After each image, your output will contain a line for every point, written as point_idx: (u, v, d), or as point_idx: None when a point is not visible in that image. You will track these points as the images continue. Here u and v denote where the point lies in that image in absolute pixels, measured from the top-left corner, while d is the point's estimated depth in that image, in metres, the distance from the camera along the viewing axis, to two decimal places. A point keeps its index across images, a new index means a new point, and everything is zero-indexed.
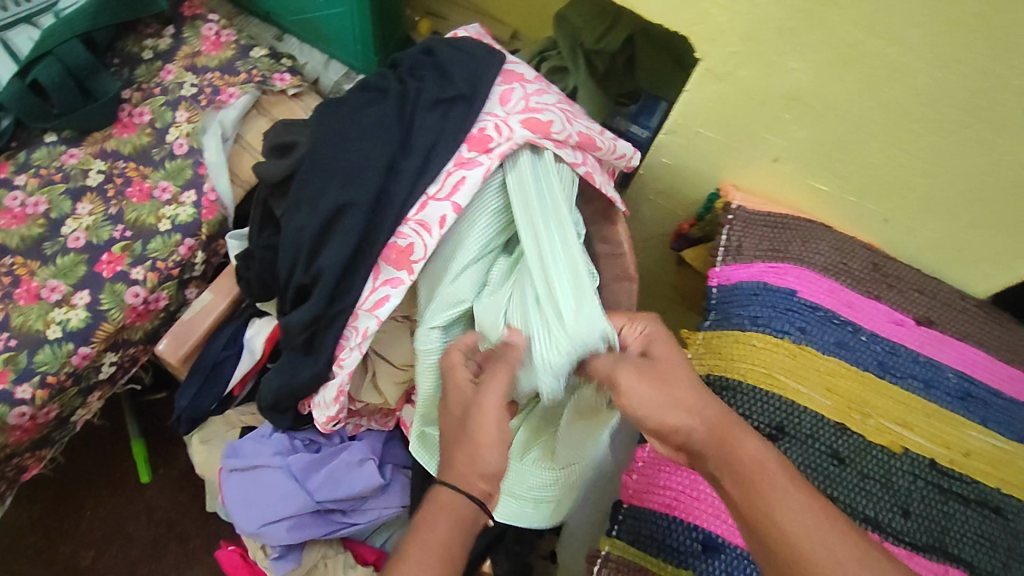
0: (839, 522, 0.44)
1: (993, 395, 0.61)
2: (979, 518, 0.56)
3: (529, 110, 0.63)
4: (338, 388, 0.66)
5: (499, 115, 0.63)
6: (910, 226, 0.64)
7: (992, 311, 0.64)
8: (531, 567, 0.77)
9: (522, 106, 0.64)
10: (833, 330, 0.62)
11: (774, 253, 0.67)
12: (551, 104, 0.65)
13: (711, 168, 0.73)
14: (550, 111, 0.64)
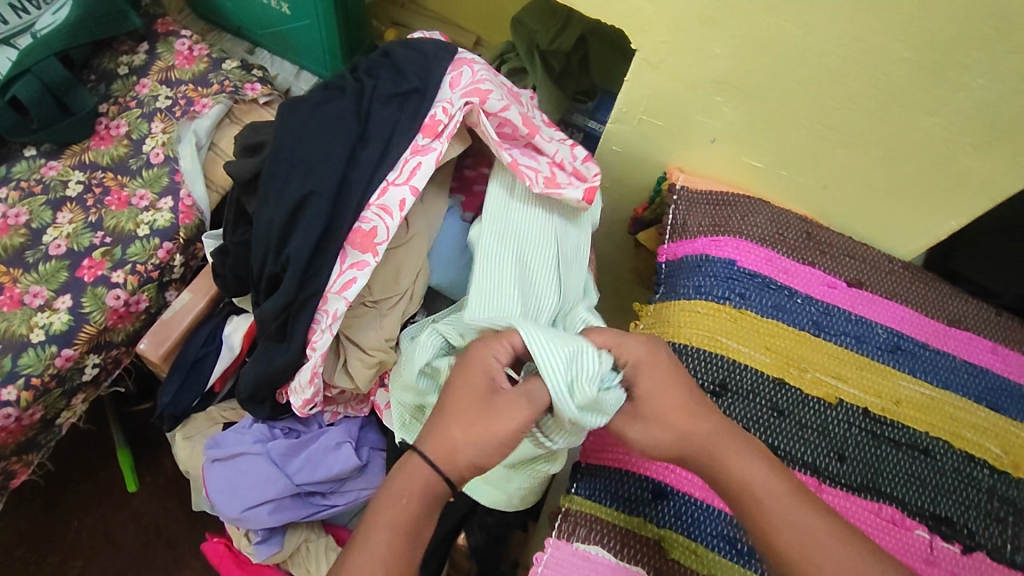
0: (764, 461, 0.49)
1: (920, 347, 0.66)
2: (909, 459, 0.61)
3: (474, 85, 0.69)
4: (312, 370, 0.69)
5: (448, 100, 0.68)
6: (837, 196, 0.69)
7: (917, 271, 0.70)
8: (506, 541, 0.81)
9: (469, 86, 0.69)
10: (771, 295, 0.67)
11: (716, 228, 0.72)
12: (493, 81, 0.71)
13: (657, 153, 0.78)
14: (492, 85, 0.70)
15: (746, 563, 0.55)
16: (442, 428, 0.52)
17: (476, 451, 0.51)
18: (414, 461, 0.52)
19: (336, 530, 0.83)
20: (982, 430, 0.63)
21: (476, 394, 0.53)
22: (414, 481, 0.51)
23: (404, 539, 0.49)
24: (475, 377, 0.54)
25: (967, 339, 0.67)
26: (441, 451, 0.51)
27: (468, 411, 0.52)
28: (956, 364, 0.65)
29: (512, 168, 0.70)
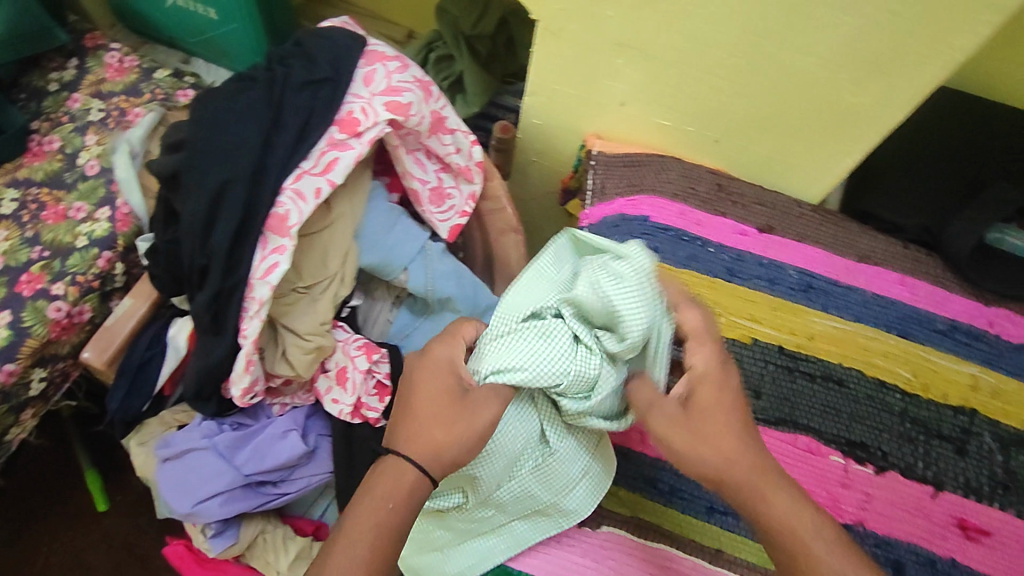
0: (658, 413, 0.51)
1: (830, 285, 0.68)
2: (824, 390, 0.63)
3: (391, 88, 0.70)
4: (246, 358, 0.70)
5: (364, 96, 0.70)
6: (742, 145, 0.71)
7: (826, 214, 0.72)
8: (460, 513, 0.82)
9: (384, 85, 0.71)
10: (685, 246, 0.69)
11: (632, 188, 0.74)
12: (410, 82, 0.72)
13: (574, 121, 0.80)
14: (411, 89, 0.71)
15: (668, 500, 0.62)
16: (418, 434, 0.53)
17: (459, 451, 0.53)
18: (394, 462, 0.52)
19: (298, 522, 0.83)
20: (893, 358, 0.65)
21: (447, 399, 0.54)
22: (399, 483, 0.51)
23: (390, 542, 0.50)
24: (446, 383, 0.54)
25: (876, 274, 0.69)
26: (424, 454, 0.52)
27: (441, 415, 0.53)
28: (866, 298, 0.68)
29: (413, 194, 0.77)
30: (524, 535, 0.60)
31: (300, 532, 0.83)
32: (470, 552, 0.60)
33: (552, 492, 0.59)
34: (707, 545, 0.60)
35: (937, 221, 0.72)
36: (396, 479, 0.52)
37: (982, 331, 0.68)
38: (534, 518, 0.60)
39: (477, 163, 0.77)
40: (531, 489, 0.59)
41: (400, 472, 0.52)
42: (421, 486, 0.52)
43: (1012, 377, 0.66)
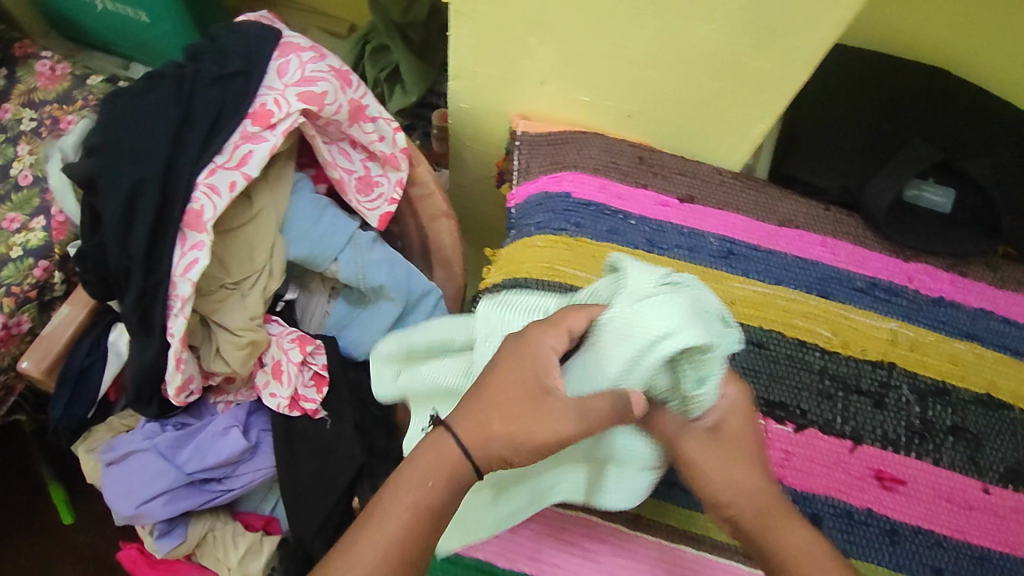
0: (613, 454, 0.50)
1: (751, 250, 0.69)
2: (745, 353, 0.64)
3: (304, 79, 0.70)
4: (176, 356, 0.70)
5: (277, 88, 0.69)
6: (660, 116, 0.72)
7: (747, 180, 0.72)
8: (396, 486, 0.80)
9: (298, 76, 0.70)
10: (606, 220, 0.69)
11: (555, 165, 0.74)
12: (325, 71, 0.71)
13: (500, 103, 0.80)
14: (326, 78, 0.71)
15: None
16: (477, 420, 0.49)
17: (512, 450, 0.48)
18: (442, 442, 0.49)
19: (248, 518, 0.83)
20: (813, 317, 0.66)
21: (520, 399, 0.49)
22: (441, 468, 0.48)
23: (420, 525, 0.47)
24: (523, 382, 0.49)
25: (796, 236, 0.70)
26: (477, 442, 0.48)
27: (516, 409, 0.49)
28: (788, 262, 0.69)
29: (339, 184, 0.77)
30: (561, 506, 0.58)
31: (250, 526, 0.83)
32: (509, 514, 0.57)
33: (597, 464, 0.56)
34: (624, 512, 0.61)
35: (857, 181, 0.72)
36: (439, 454, 0.48)
37: (901, 287, 0.68)
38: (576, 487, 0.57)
39: (403, 149, 0.77)
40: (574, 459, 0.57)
41: (446, 451, 0.48)
42: (466, 473, 0.48)
43: (929, 329, 0.67)
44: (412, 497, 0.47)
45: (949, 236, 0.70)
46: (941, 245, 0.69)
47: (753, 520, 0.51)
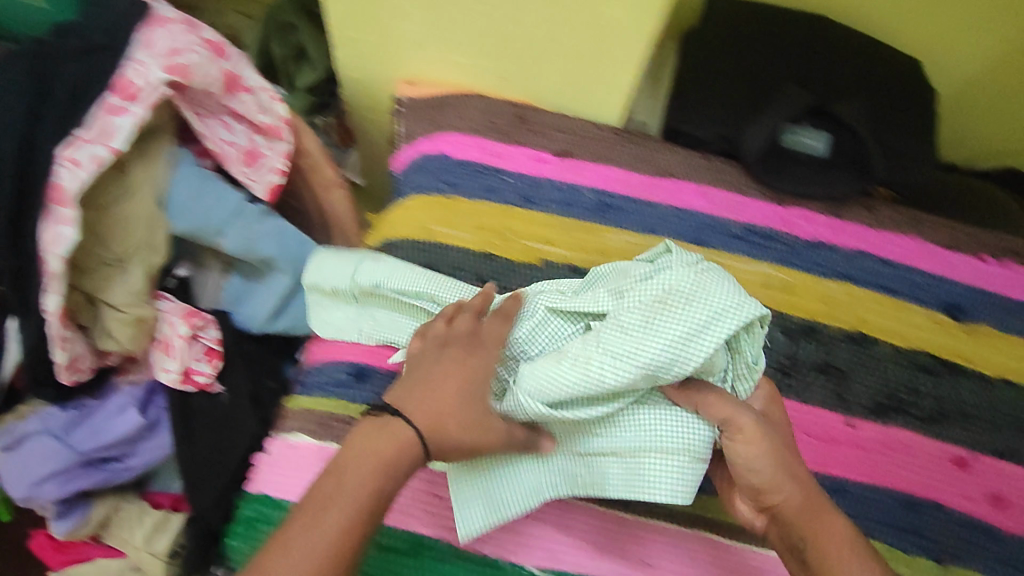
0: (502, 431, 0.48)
1: (628, 202, 0.68)
2: None
3: (172, 49, 0.68)
4: (58, 335, 0.69)
5: (142, 59, 0.67)
6: (537, 75, 0.71)
7: (628, 135, 0.72)
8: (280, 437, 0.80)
9: (165, 46, 0.68)
10: (480, 178, 0.68)
11: (436, 128, 0.74)
12: (195, 41, 0.70)
13: (385, 70, 0.78)
14: (196, 49, 0.70)
15: None
16: (433, 411, 0.46)
17: (466, 441, 0.46)
18: (394, 432, 0.45)
19: (157, 497, 0.85)
20: None
21: (473, 393, 0.47)
22: (390, 456, 0.44)
23: (367, 517, 0.43)
24: (473, 374, 0.48)
25: (675, 186, 0.70)
26: (431, 433, 0.46)
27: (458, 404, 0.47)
28: (665, 212, 0.68)
29: (219, 156, 0.75)
30: (603, 491, 0.53)
31: (158, 504, 0.85)
32: (542, 488, 0.53)
33: (645, 447, 0.52)
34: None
35: (733, 129, 0.72)
36: (394, 443, 0.45)
37: (778, 232, 0.68)
38: (619, 471, 0.53)
39: (284, 119, 0.77)
40: (620, 439, 0.52)
41: (398, 438, 0.45)
42: (416, 458, 0.45)
43: (804, 272, 0.67)
44: (362, 486, 0.43)
45: (824, 180, 0.69)
46: (817, 188, 0.69)
47: (799, 511, 0.49)
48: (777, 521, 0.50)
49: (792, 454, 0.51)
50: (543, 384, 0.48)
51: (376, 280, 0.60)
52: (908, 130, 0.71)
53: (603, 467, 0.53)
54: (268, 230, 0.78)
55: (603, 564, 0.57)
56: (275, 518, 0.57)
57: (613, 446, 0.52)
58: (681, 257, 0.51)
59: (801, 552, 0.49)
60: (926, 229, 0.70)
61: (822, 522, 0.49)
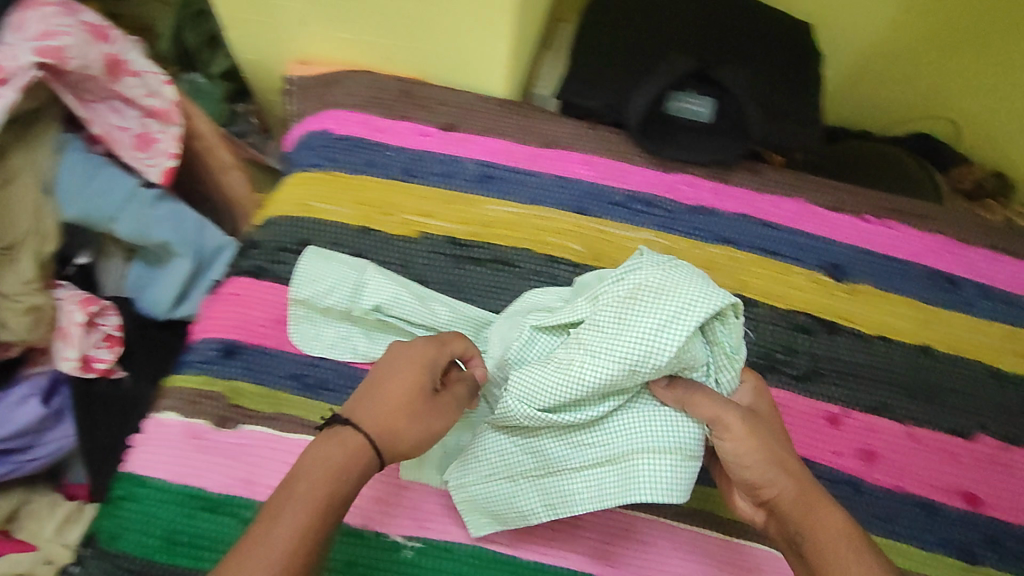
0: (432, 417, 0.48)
1: (511, 173, 0.68)
2: (493, 273, 0.65)
3: (45, 32, 0.67)
4: None
5: (14, 44, 0.67)
6: (420, 49, 0.70)
7: (513, 106, 0.71)
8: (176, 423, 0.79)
9: (39, 31, 0.68)
10: (361, 153, 0.68)
11: (323, 106, 0.73)
12: (71, 24, 0.69)
13: (274, 50, 0.77)
14: (71, 32, 0.69)
15: (313, 393, 0.59)
16: (381, 411, 0.47)
17: (416, 437, 0.47)
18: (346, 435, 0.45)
19: (72, 489, 0.84)
20: (566, 233, 0.66)
21: (420, 393, 0.48)
22: (342, 455, 0.44)
23: (325, 519, 0.42)
24: (418, 375, 0.48)
25: (559, 157, 0.69)
26: (383, 437, 0.46)
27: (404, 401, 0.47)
28: (547, 182, 0.68)
29: (107, 140, 0.74)
30: (596, 502, 0.51)
31: (72, 496, 0.84)
32: (536, 495, 0.54)
33: (632, 449, 0.51)
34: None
35: (619, 98, 0.71)
36: (345, 447, 0.45)
37: (660, 198, 0.69)
38: (612, 478, 0.51)
39: (174, 103, 0.77)
40: (613, 442, 0.52)
41: (350, 443, 0.45)
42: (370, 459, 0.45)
43: (685, 238, 0.67)
44: (319, 487, 0.42)
45: (709, 145, 0.69)
46: (700, 154, 0.69)
47: (795, 505, 0.46)
48: (778, 517, 0.48)
49: (780, 445, 0.48)
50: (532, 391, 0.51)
51: (377, 302, 0.60)
52: (792, 94, 0.71)
53: (597, 475, 0.52)
54: (165, 214, 0.77)
55: (468, 532, 0.57)
56: (140, 495, 0.57)
57: (604, 450, 0.52)
58: (652, 257, 0.52)
59: (800, 547, 0.46)
60: (811, 192, 0.70)
61: (818, 514, 0.45)
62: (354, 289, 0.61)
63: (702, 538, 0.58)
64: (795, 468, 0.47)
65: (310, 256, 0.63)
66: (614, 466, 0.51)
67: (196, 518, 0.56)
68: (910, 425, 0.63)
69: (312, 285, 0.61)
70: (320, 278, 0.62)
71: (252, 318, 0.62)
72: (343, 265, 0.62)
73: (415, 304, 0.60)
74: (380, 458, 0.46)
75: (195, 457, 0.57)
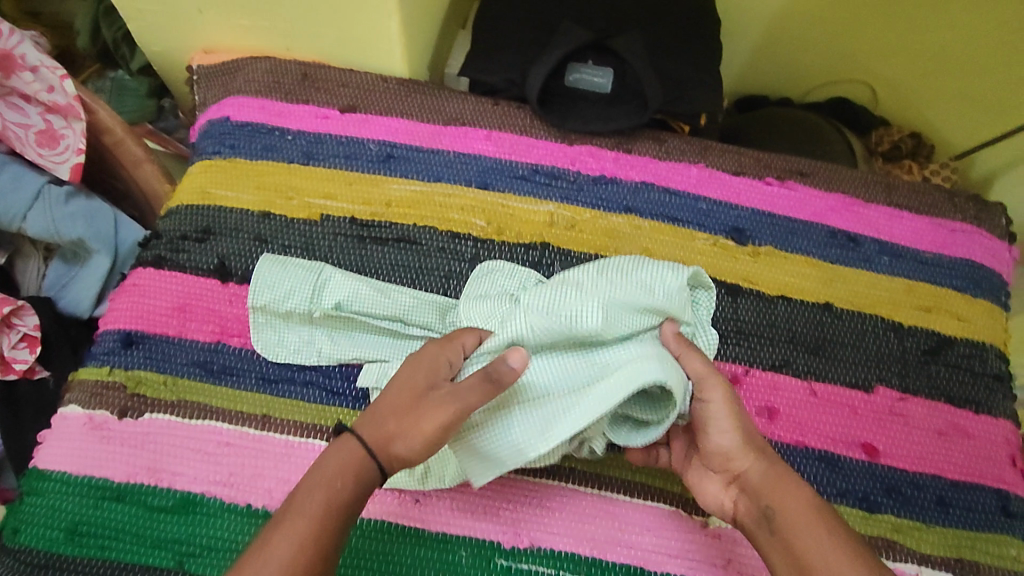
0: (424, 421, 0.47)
1: (413, 152, 0.69)
2: (396, 251, 0.65)
3: None
4: None
5: None
6: (317, 32, 0.70)
7: (413, 84, 0.72)
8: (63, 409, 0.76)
9: None
10: (262, 139, 0.69)
11: (225, 93, 0.73)
12: None
13: (175, 40, 0.76)
14: None
15: (217, 379, 0.59)
16: (377, 420, 0.48)
17: (407, 443, 0.47)
18: (348, 445, 0.47)
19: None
20: (469, 209, 0.67)
21: (413, 392, 0.48)
22: (343, 462, 0.46)
23: (328, 527, 0.43)
24: (413, 377, 0.49)
25: (460, 133, 0.70)
26: (377, 442, 0.47)
27: (398, 404, 0.48)
28: (450, 159, 0.69)
29: (7, 138, 0.74)
30: (601, 409, 0.50)
31: None
32: (538, 423, 0.52)
33: (633, 359, 0.52)
34: (254, 413, 0.58)
35: (519, 73, 0.71)
36: (346, 457, 0.46)
37: (563, 170, 0.69)
38: (615, 383, 0.51)
39: (75, 96, 0.74)
40: (614, 363, 0.54)
41: (350, 452, 0.47)
42: (368, 468, 0.46)
43: (588, 208, 0.68)
44: (316, 498, 0.44)
45: (610, 115, 0.70)
46: (601, 124, 0.69)
47: (764, 479, 0.50)
48: (747, 495, 0.50)
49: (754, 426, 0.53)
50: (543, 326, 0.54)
51: (336, 300, 0.60)
52: (690, 60, 0.72)
53: (600, 388, 0.51)
54: (77, 209, 0.76)
55: (373, 507, 0.56)
56: (41, 489, 0.56)
57: (606, 370, 0.54)
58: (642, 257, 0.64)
59: (770, 521, 0.48)
60: (714, 158, 0.71)
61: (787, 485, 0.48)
62: (312, 291, 0.61)
63: (609, 502, 0.57)
64: (766, 448, 0.51)
65: (266, 263, 0.62)
66: (615, 375, 0.52)
67: (100, 508, 0.55)
68: (812, 382, 0.62)
69: (268, 292, 0.61)
70: (277, 282, 0.61)
71: (156, 308, 0.62)
72: (301, 268, 0.62)
73: (375, 296, 0.60)
74: (381, 468, 0.47)
75: (97, 448, 0.57)
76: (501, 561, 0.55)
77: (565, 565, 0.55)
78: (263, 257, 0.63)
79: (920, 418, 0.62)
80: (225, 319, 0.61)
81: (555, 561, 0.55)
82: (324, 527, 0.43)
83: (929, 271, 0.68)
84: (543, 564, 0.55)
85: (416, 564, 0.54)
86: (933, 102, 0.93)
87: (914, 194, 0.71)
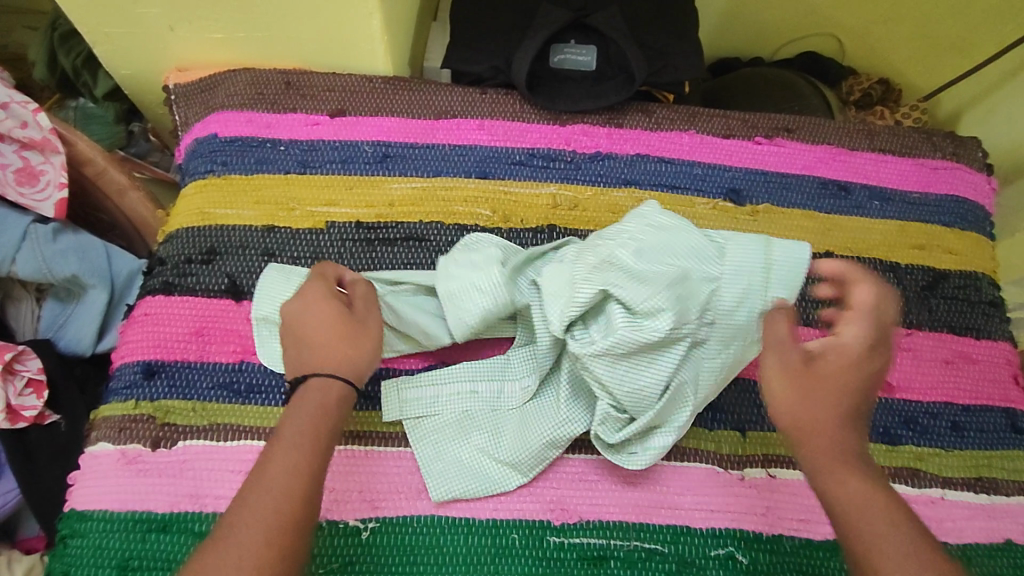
0: (353, 325, 0.53)
1: (408, 149, 0.69)
2: (406, 250, 0.65)
3: None
4: None
5: None
6: (297, 38, 0.69)
7: (398, 81, 0.71)
8: (79, 447, 0.73)
9: None
10: (254, 152, 0.68)
11: (207, 110, 0.71)
12: None
13: (148, 60, 0.74)
14: None
15: (246, 399, 0.59)
16: (327, 354, 0.51)
17: (365, 354, 0.52)
18: (308, 391, 0.49)
19: (28, 544, 0.75)
20: (472, 200, 0.67)
21: (336, 316, 0.53)
22: (325, 398, 0.49)
23: (313, 452, 0.46)
24: (324, 305, 0.53)
25: (453, 125, 0.70)
26: (339, 368, 0.51)
27: (330, 329, 0.52)
28: (445, 152, 0.69)
29: None
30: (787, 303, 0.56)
31: (27, 549, 0.75)
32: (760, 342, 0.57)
33: (763, 256, 0.56)
34: None
35: (505, 59, 0.71)
36: (320, 390, 0.49)
37: (560, 151, 0.70)
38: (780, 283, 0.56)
39: (50, 130, 0.72)
40: (754, 269, 0.55)
41: (326, 390, 0.49)
42: (345, 392, 0.50)
43: (587, 185, 0.69)
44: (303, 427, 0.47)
45: (599, 91, 0.70)
46: (590, 103, 0.70)
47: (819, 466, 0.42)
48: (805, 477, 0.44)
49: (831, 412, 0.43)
50: (683, 311, 0.52)
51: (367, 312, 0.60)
52: (670, 29, 0.73)
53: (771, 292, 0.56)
54: (68, 247, 0.74)
55: (421, 504, 0.57)
56: (82, 531, 0.55)
57: (756, 280, 0.55)
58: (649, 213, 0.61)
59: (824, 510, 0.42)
60: (704, 123, 0.73)
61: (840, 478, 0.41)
62: None
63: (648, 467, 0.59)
64: (834, 430, 0.43)
65: (272, 272, 0.62)
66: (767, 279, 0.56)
67: (146, 541, 0.54)
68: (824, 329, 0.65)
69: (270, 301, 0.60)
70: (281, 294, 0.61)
71: (174, 335, 0.61)
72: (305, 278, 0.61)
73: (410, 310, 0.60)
74: (351, 383, 0.51)
75: (134, 481, 0.56)
76: (554, 538, 0.56)
77: (615, 534, 0.57)
78: (274, 267, 0.62)
79: (927, 349, 0.65)
80: (245, 338, 0.61)
81: (605, 531, 0.57)
82: (307, 454, 0.46)
83: (918, 211, 0.71)
84: (594, 535, 0.56)
85: (472, 552, 0.55)
86: (901, 46, 0.95)
87: (896, 137, 0.74)
